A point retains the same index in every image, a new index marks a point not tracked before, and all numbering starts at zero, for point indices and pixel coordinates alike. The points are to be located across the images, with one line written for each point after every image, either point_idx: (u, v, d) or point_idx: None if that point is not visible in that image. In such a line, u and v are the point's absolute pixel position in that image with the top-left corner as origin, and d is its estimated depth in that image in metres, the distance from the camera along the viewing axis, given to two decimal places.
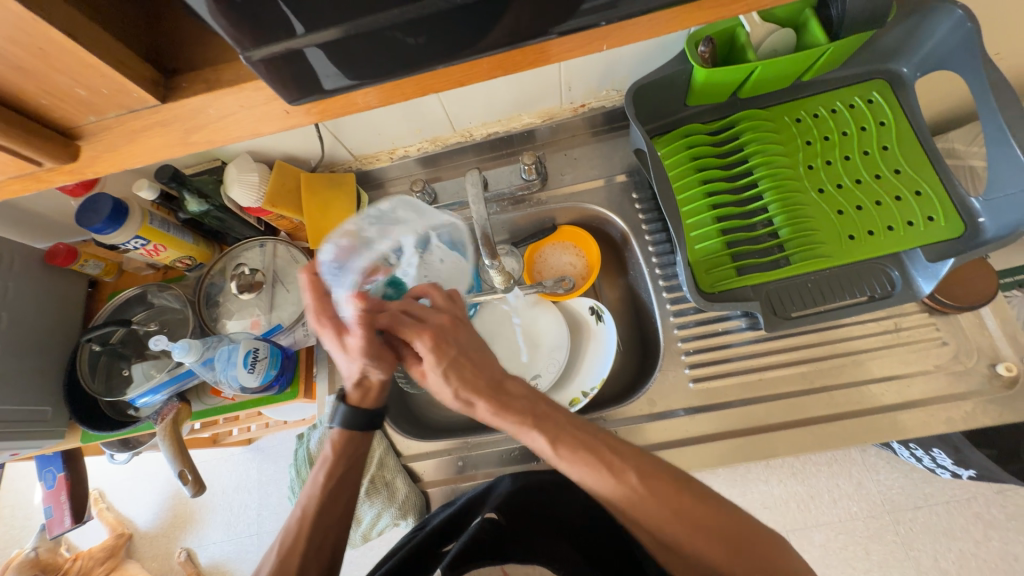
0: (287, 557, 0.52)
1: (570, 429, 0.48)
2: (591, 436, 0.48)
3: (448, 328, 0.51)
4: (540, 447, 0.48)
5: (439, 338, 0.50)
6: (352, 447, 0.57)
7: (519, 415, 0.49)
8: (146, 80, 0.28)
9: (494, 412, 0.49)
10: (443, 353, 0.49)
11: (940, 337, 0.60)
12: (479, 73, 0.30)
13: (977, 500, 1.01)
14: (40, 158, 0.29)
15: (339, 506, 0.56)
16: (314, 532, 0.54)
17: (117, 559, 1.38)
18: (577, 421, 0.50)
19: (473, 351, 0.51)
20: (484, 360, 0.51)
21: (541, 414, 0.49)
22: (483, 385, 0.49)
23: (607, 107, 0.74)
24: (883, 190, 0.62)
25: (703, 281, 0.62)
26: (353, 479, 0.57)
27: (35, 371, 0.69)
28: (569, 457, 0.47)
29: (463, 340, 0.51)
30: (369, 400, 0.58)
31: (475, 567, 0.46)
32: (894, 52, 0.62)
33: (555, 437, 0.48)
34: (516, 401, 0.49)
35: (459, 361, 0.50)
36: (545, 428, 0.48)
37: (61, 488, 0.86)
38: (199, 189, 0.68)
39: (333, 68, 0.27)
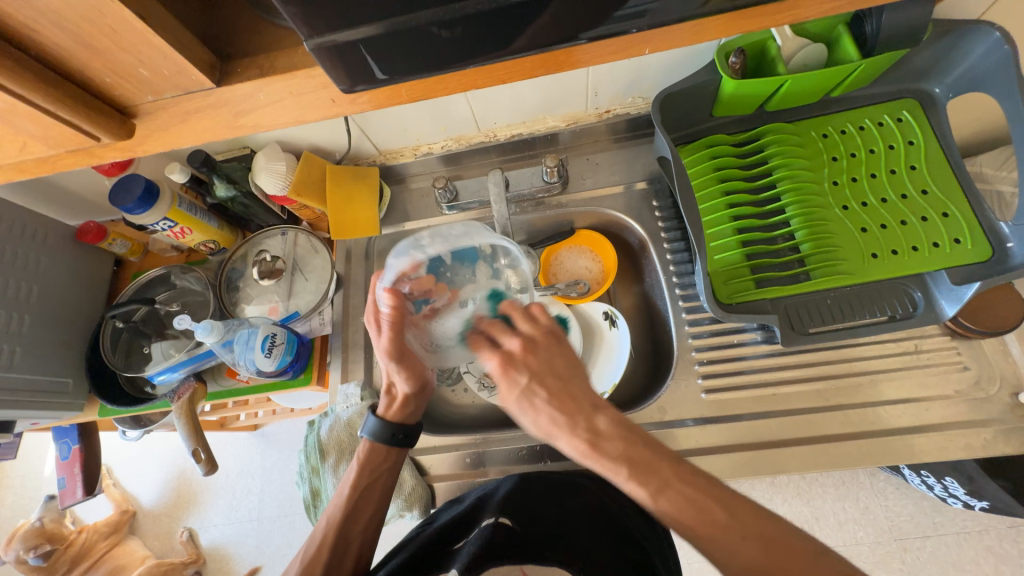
0: (311, 564, 0.53)
1: (677, 484, 0.42)
2: (689, 484, 0.42)
3: (520, 353, 0.49)
4: (638, 496, 0.43)
5: (509, 362, 0.49)
6: (376, 461, 0.58)
7: (611, 459, 0.44)
8: (202, 63, 0.29)
9: (584, 452, 0.45)
10: (513, 381, 0.48)
11: (961, 362, 0.59)
12: (519, 71, 0.31)
13: (989, 533, 0.99)
14: (97, 134, 0.30)
15: (363, 521, 0.57)
16: (338, 540, 0.55)
17: (120, 534, 1.41)
18: (683, 471, 0.43)
19: (550, 378, 0.48)
20: (567, 390, 0.48)
21: (638, 461, 0.44)
22: (566, 421, 0.46)
23: (632, 114, 0.74)
24: (909, 210, 0.61)
25: (721, 291, 0.62)
26: (379, 491, 0.58)
27: (61, 343, 0.71)
28: (673, 514, 0.41)
29: (541, 366, 0.49)
30: (393, 413, 0.59)
31: (492, 567, 0.46)
32: (926, 71, 0.62)
33: (658, 488, 0.42)
34: (610, 443, 0.45)
35: (538, 389, 0.48)
36: (646, 479, 0.43)
37: (75, 460, 0.88)
38: (228, 176, 0.70)
39: (377, 61, 0.27)
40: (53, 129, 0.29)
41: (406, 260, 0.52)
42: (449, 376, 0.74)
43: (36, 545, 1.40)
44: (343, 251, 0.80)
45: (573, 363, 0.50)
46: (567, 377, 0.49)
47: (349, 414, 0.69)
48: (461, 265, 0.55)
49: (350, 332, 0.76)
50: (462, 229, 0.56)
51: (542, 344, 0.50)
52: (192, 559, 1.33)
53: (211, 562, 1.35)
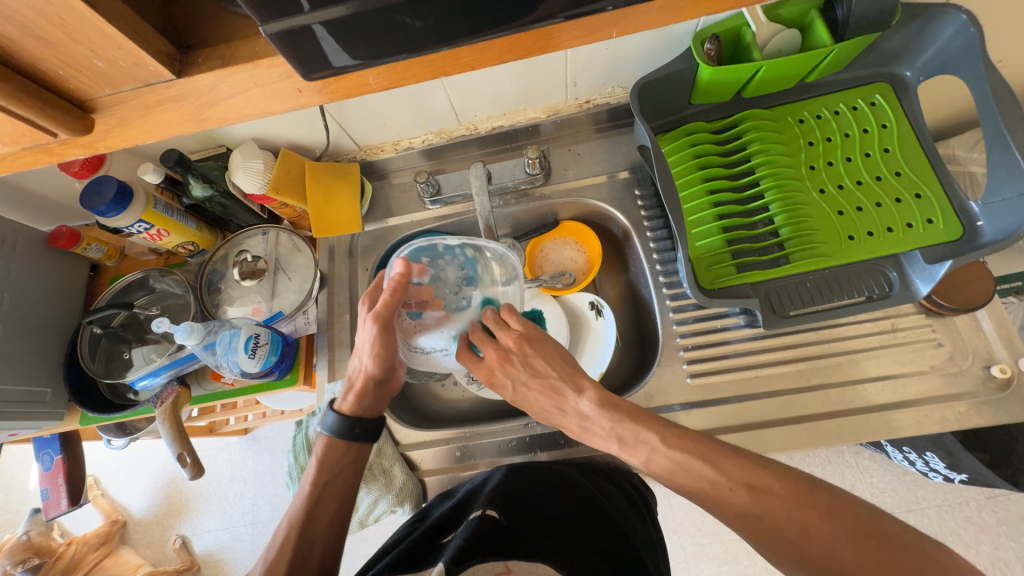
0: (274, 567, 0.51)
1: (665, 451, 0.47)
2: (681, 450, 0.46)
3: (500, 365, 0.55)
4: (632, 462, 0.49)
5: (506, 361, 0.55)
6: (334, 453, 0.57)
7: (605, 433, 0.50)
8: (161, 54, 0.28)
9: (579, 432, 0.52)
10: (502, 386, 0.56)
11: (935, 339, 0.61)
12: (490, 56, 0.31)
13: (968, 504, 1.02)
14: (55, 130, 0.29)
15: (326, 520, 0.55)
16: (301, 542, 0.53)
17: (110, 545, 1.39)
18: (671, 438, 0.47)
19: (541, 372, 0.54)
20: (558, 380, 0.53)
21: (627, 435, 0.49)
22: (556, 411, 0.53)
23: (611, 104, 0.74)
24: (883, 192, 0.62)
25: (704, 277, 0.62)
26: (341, 488, 0.57)
27: (36, 351, 0.69)
28: (668, 474, 0.47)
29: (531, 362, 0.54)
30: (350, 405, 0.58)
31: (478, 563, 0.45)
32: (897, 55, 0.63)
33: (647, 456, 0.47)
34: (598, 423, 0.50)
35: (526, 387, 0.55)
36: (635, 449, 0.48)
37: (58, 470, 0.86)
38: (204, 175, 0.68)
39: (342, 47, 0.27)
40: (7, 125, 0.28)
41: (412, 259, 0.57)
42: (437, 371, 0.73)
43: (24, 559, 1.36)
44: (326, 249, 0.79)
45: (553, 359, 0.55)
46: (546, 373, 0.54)
47: None
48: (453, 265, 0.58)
49: (335, 330, 0.75)
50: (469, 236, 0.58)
51: (528, 346, 0.55)
52: (186, 566, 1.31)
53: (205, 568, 1.34)
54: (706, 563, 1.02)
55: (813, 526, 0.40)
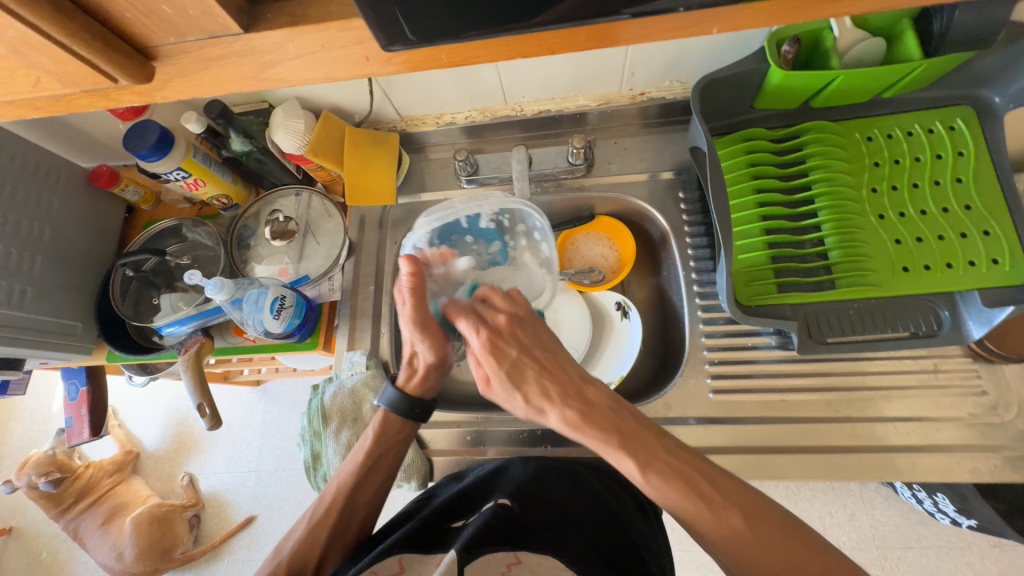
0: (317, 528, 0.55)
1: (664, 456, 0.45)
2: (674, 457, 0.45)
3: (507, 328, 0.52)
4: (628, 471, 0.45)
5: (497, 338, 0.52)
6: (390, 431, 0.58)
7: (601, 428, 0.47)
8: (230, 6, 0.27)
9: (573, 421, 0.48)
10: (502, 355, 0.51)
11: (979, 386, 0.58)
12: (568, 43, 0.29)
13: (971, 549, 1.00)
14: (115, 75, 0.28)
15: (371, 488, 0.58)
16: (344, 510, 0.56)
17: (123, 473, 1.47)
18: (668, 446, 0.46)
19: (539, 352, 0.51)
20: (555, 361, 0.51)
21: (628, 432, 0.47)
22: (556, 392, 0.50)
23: (666, 99, 0.71)
24: (948, 225, 0.58)
25: (741, 292, 0.60)
26: (391, 461, 0.58)
27: (70, 286, 0.71)
28: (659, 485, 0.44)
29: (528, 340, 0.52)
30: (413, 386, 0.59)
31: (487, 554, 0.47)
32: (988, 78, 0.58)
33: (645, 462, 0.45)
34: (599, 413, 0.48)
35: (528, 360, 0.51)
36: (634, 450, 0.45)
37: (82, 401, 0.89)
38: (245, 130, 0.68)
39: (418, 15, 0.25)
40: (68, 65, 0.28)
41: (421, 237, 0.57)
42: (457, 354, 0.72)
43: (47, 472, 1.42)
44: (357, 217, 0.78)
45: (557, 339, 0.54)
46: (554, 351, 0.52)
47: (354, 381, 0.69)
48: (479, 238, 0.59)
49: (358, 300, 0.75)
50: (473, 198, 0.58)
51: (527, 321, 0.53)
52: (191, 502, 1.38)
53: (209, 507, 1.40)
54: (694, 571, 1.03)
55: (800, 560, 0.40)
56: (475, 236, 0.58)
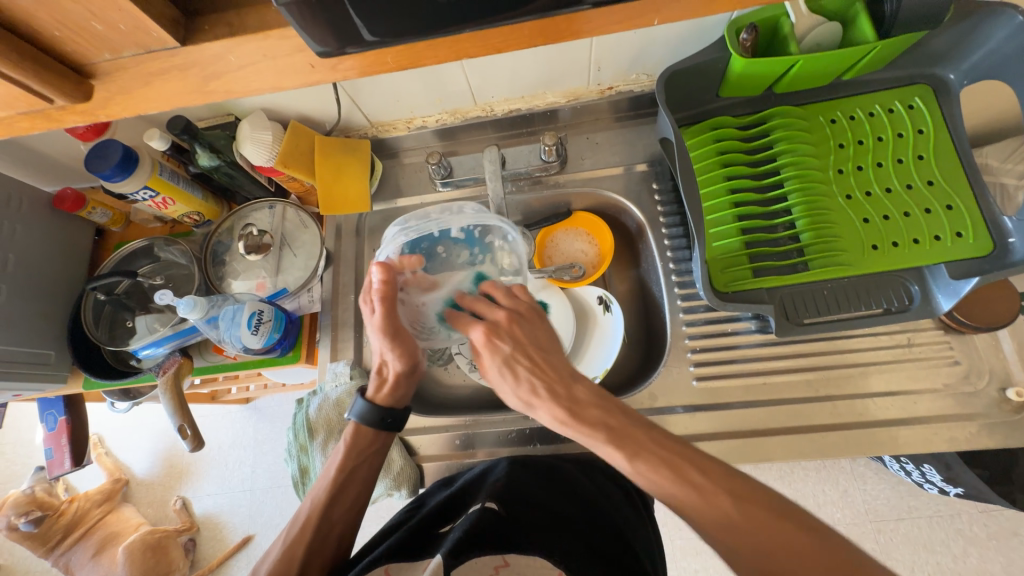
0: (292, 547, 0.53)
1: (653, 448, 0.45)
2: (664, 450, 0.45)
3: (505, 324, 0.54)
4: (616, 461, 0.46)
5: (495, 332, 0.53)
6: (363, 442, 0.58)
7: (591, 423, 0.48)
8: (165, 19, 0.26)
9: (563, 416, 0.49)
10: (498, 351, 0.52)
11: (952, 357, 0.59)
12: (519, 40, 0.29)
13: (960, 517, 1.02)
14: (51, 96, 0.28)
15: (347, 502, 0.56)
16: (320, 526, 0.54)
17: (112, 503, 1.42)
18: (657, 439, 0.46)
19: (533, 349, 0.53)
20: (547, 359, 0.52)
21: (616, 427, 0.47)
22: (546, 388, 0.51)
23: (635, 92, 0.71)
24: (912, 201, 0.60)
25: (718, 279, 0.61)
26: (365, 474, 0.58)
27: (40, 314, 0.69)
28: (649, 477, 0.44)
29: (522, 336, 0.53)
30: (382, 397, 0.59)
31: (475, 557, 0.46)
32: (942, 56, 0.59)
33: (633, 453, 0.45)
34: (588, 409, 0.48)
35: (523, 358, 0.52)
36: (623, 444, 0.46)
37: (61, 431, 0.87)
38: (211, 145, 0.67)
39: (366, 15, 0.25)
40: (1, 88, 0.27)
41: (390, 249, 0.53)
42: (441, 357, 0.73)
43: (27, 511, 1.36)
44: (333, 226, 0.77)
45: (554, 337, 0.55)
46: (548, 350, 0.53)
47: (337, 393, 0.68)
48: (452, 245, 0.56)
49: (339, 310, 0.74)
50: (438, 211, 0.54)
51: (524, 318, 0.55)
52: (185, 526, 1.35)
53: (204, 530, 1.37)
54: (695, 559, 1.04)
55: (790, 544, 0.38)
56: (447, 243, 0.56)
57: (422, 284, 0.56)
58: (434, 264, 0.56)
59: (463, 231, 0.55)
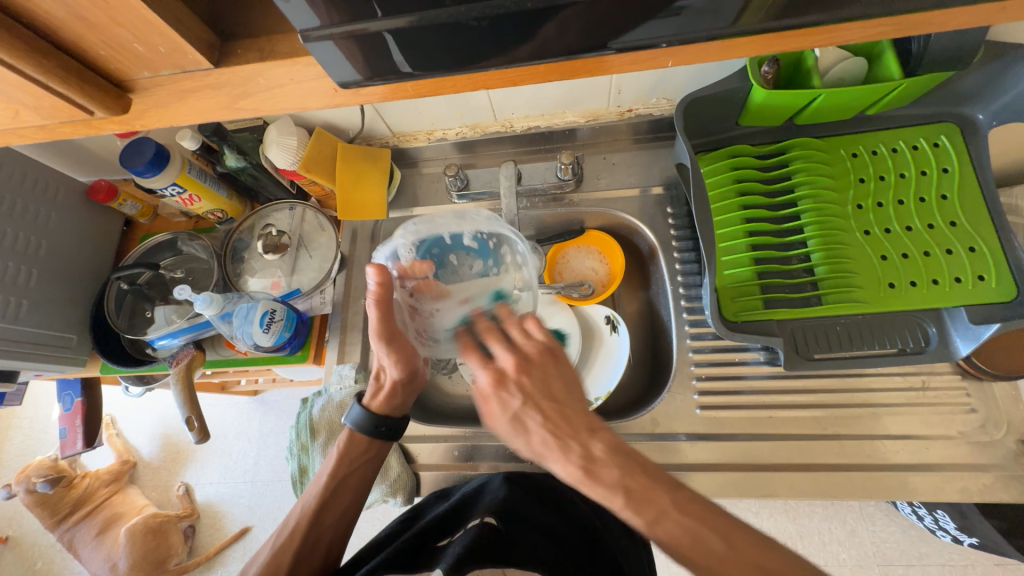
0: (280, 553, 0.54)
1: (675, 514, 0.39)
2: (688, 514, 0.40)
3: (512, 371, 0.47)
4: (633, 525, 0.40)
5: (502, 379, 0.47)
6: (357, 451, 0.58)
7: (607, 485, 0.41)
8: (201, 43, 0.28)
9: (576, 480, 0.42)
10: (506, 402, 0.46)
11: (968, 404, 0.58)
12: (533, 74, 0.30)
13: (974, 568, 0.98)
14: (92, 108, 0.29)
15: (339, 508, 0.57)
16: (311, 531, 0.55)
17: (120, 483, 1.46)
18: (682, 500, 0.40)
19: (545, 401, 0.46)
20: (562, 412, 0.45)
21: (636, 488, 0.41)
22: (557, 446, 0.44)
23: (654, 116, 0.71)
24: (933, 241, 0.58)
25: (728, 308, 0.60)
26: (356, 482, 0.58)
27: (66, 300, 0.72)
28: (672, 545, 0.39)
29: (535, 386, 0.47)
30: (378, 404, 0.59)
31: (480, 568, 0.46)
32: (970, 96, 0.58)
33: (654, 517, 0.40)
34: (605, 470, 0.42)
35: (535, 408, 0.46)
36: (643, 507, 0.40)
37: (77, 412, 0.90)
38: (238, 146, 0.70)
39: (402, 55, 0.27)
40: (47, 99, 0.29)
41: (405, 254, 0.56)
42: (445, 365, 0.74)
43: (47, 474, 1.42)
44: (349, 231, 0.79)
45: (569, 384, 0.48)
46: (564, 400, 0.46)
47: (341, 395, 0.69)
48: (462, 255, 0.58)
49: (350, 313, 0.76)
50: (457, 216, 0.57)
51: (537, 363, 0.48)
52: (187, 512, 1.38)
53: (204, 518, 1.39)
54: None
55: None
56: (458, 253, 0.58)
57: (429, 293, 0.56)
58: (444, 272, 0.57)
59: (475, 239, 0.58)
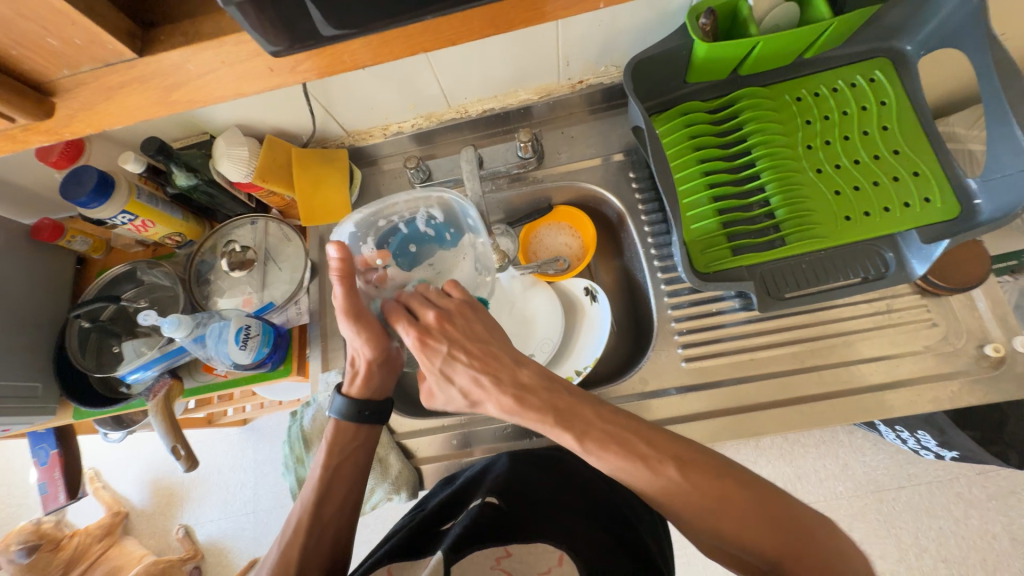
0: (289, 548, 0.53)
1: (601, 425, 0.47)
2: (612, 424, 0.47)
3: (437, 326, 0.54)
4: (568, 444, 0.48)
5: (427, 337, 0.54)
6: (345, 437, 0.57)
7: (538, 410, 0.49)
8: (121, 32, 0.28)
9: (514, 408, 0.50)
10: (434, 351, 0.53)
11: (930, 319, 0.61)
12: (470, 30, 0.31)
13: (959, 480, 1.04)
14: (12, 114, 0.29)
15: (338, 499, 0.56)
16: (315, 523, 0.54)
17: (114, 536, 1.40)
18: (605, 413, 0.48)
19: (471, 343, 0.53)
20: (487, 350, 0.53)
21: (563, 408, 0.49)
22: (490, 381, 0.52)
23: (605, 84, 0.72)
24: (880, 170, 0.61)
25: (698, 260, 0.62)
26: (351, 471, 0.57)
27: (25, 346, 0.68)
28: (597, 453, 0.46)
29: (458, 333, 0.54)
30: (357, 389, 0.58)
31: (475, 550, 0.48)
32: (898, 28, 0.61)
33: (582, 432, 0.47)
34: (533, 395, 0.50)
35: (462, 350, 0.53)
36: (570, 424, 0.47)
37: (54, 465, 0.86)
38: (187, 163, 0.67)
39: (332, 14, 0.27)
40: None
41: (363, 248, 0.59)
42: None
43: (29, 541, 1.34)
44: (316, 238, 0.78)
45: (491, 327, 0.55)
46: (486, 339, 0.54)
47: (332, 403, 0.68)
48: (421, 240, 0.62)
49: (328, 320, 0.75)
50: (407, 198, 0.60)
51: (458, 315, 0.55)
52: (190, 554, 1.32)
53: (209, 556, 1.35)
54: None
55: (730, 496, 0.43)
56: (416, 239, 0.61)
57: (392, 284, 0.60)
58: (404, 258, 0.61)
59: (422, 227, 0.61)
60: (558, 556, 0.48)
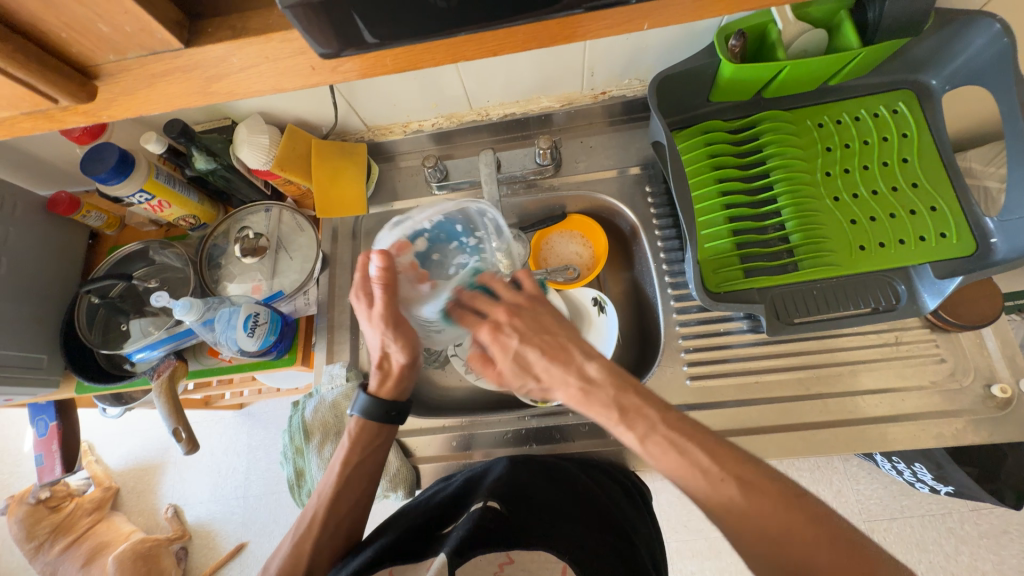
0: (303, 539, 0.54)
1: (662, 428, 0.44)
2: (680, 431, 0.44)
3: (507, 319, 0.50)
4: (629, 442, 0.45)
5: (499, 330, 0.50)
6: (369, 435, 0.57)
7: (604, 404, 0.46)
8: (169, 22, 0.28)
9: (580, 402, 0.47)
10: (505, 346, 0.49)
11: (938, 354, 0.61)
12: (512, 43, 0.31)
13: (952, 515, 1.04)
14: (56, 96, 0.29)
15: (354, 496, 0.57)
16: (330, 516, 0.55)
17: (102, 511, 1.40)
18: (671, 418, 0.44)
19: (538, 336, 0.49)
20: (557, 342, 0.49)
21: (629, 407, 0.45)
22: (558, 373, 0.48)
23: (628, 97, 0.72)
24: (898, 203, 0.61)
25: (710, 280, 0.62)
26: (370, 468, 0.58)
27: (33, 318, 0.68)
28: (659, 456, 0.43)
29: (526, 325, 0.50)
30: (387, 390, 0.57)
31: (479, 554, 0.48)
32: (925, 62, 0.61)
33: (644, 433, 0.44)
34: (601, 390, 0.46)
35: (532, 343, 0.49)
36: (633, 423, 0.45)
37: (52, 437, 0.86)
38: (207, 147, 0.67)
39: (375, 21, 0.27)
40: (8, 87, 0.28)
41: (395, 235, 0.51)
42: (436, 359, 0.74)
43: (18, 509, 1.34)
44: (330, 229, 0.78)
45: (558, 318, 0.52)
46: (556, 333, 0.50)
47: (334, 395, 0.68)
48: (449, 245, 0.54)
49: (335, 313, 0.75)
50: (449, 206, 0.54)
51: (527, 308, 0.52)
52: (177, 534, 1.33)
53: (197, 538, 1.35)
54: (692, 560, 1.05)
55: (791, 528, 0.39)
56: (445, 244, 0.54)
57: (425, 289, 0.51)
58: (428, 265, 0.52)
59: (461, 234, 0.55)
60: (560, 567, 0.48)
